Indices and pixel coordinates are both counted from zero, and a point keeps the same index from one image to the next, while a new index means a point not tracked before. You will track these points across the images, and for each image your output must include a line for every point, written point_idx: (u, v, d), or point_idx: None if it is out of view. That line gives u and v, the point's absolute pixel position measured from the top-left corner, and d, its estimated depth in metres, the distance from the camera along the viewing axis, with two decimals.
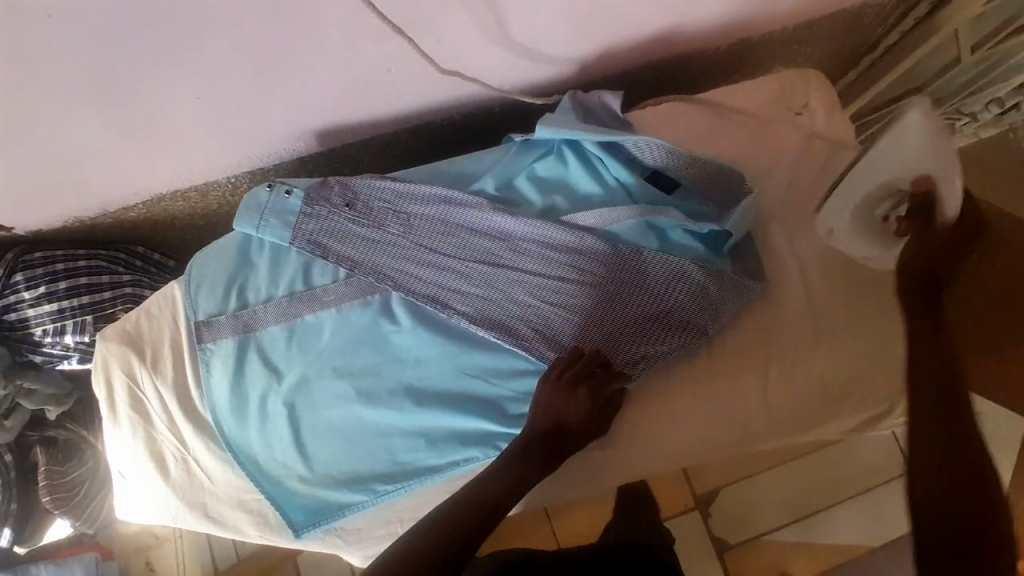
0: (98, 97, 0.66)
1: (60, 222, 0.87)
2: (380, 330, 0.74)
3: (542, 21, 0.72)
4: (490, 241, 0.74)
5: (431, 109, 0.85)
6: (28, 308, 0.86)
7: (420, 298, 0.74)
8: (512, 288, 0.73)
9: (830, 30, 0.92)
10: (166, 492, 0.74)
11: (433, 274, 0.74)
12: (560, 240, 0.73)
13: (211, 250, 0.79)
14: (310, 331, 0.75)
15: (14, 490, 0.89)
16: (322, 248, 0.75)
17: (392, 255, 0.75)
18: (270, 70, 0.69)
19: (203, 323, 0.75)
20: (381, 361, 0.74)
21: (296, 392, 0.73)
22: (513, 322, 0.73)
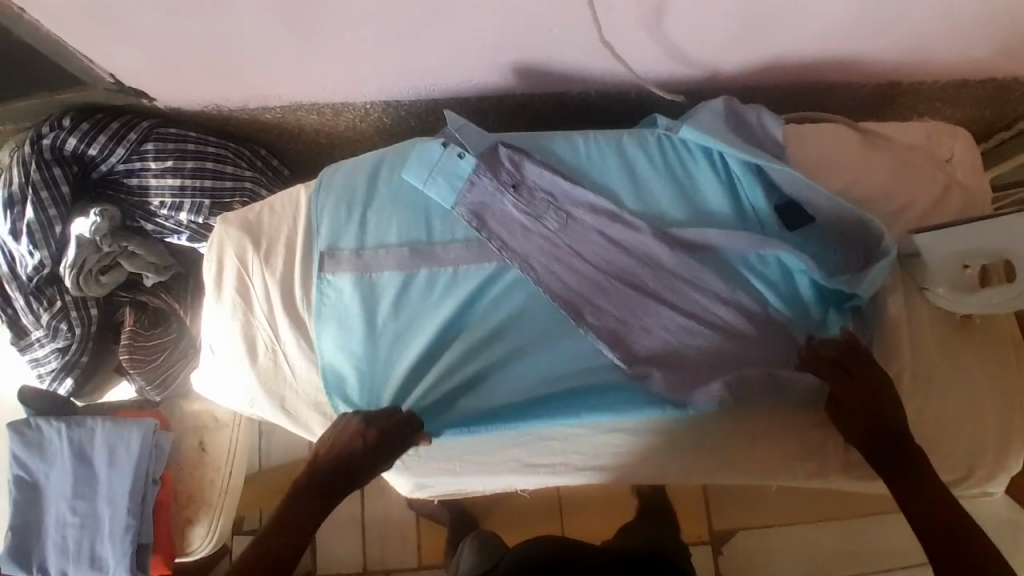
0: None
1: (199, 106, 0.91)
2: (491, 295, 0.75)
3: (713, 21, 0.73)
4: (633, 258, 0.75)
5: (574, 82, 0.87)
6: (151, 178, 0.92)
7: (557, 298, 0.74)
8: (644, 314, 0.74)
9: (974, 96, 0.90)
10: (249, 377, 0.77)
11: (574, 276, 0.75)
12: (701, 276, 0.74)
13: (348, 169, 0.81)
14: (423, 281, 0.75)
15: (88, 345, 0.94)
16: (479, 221, 0.76)
17: (541, 246, 0.75)
18: (447, 9, 0.71)
19: (326, 254, 0.76)
20: (495, 342, 0.75)
21: (400, 334, 0.75)
22: (638, 343, 0.73)
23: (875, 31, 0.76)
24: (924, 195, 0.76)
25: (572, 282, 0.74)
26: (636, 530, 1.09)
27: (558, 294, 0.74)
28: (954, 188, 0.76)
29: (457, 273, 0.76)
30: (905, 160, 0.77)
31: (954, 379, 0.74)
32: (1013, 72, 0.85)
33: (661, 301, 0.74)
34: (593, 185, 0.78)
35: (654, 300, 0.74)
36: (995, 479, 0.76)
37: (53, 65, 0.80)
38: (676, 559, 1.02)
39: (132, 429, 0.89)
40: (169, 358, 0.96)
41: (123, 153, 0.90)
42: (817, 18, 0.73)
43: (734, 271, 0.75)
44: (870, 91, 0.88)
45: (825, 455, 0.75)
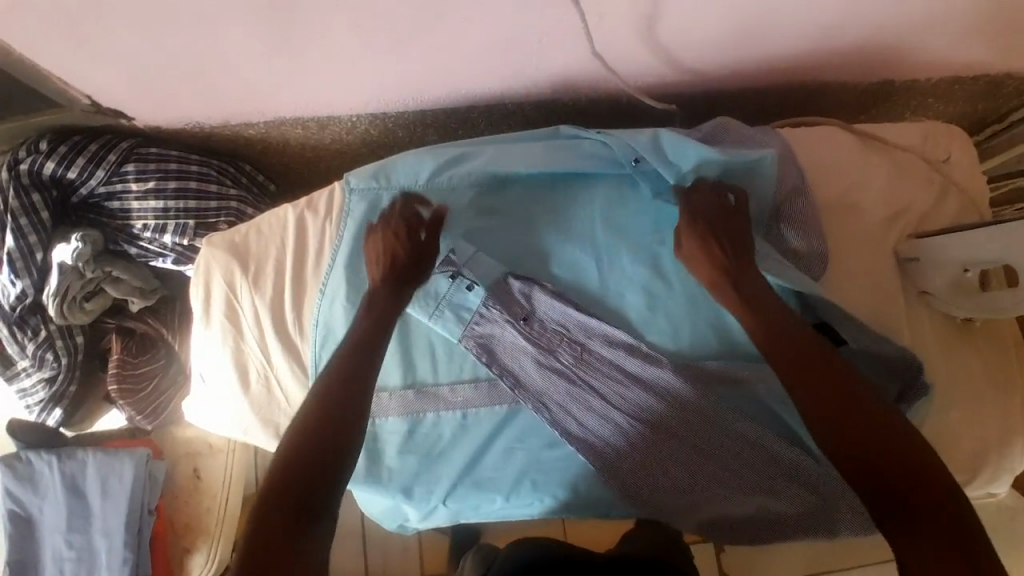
0: (263, 15, 0.66)
1: (181, 124, 0.89)
2: (504, 439, 0.74)
3: (703, 24, 0.72)
4: (650, 395, 0.73)
5: (564, 90, 0.85)
6: (132, 201, 0.89)
7: (572, 441, 0.72)
8: (662, 457, 0.73)
9: (967, 92, 0.89)
10: (241, 406, 0.76)
11: (589, 415, 0.73)
12: (725, 416, 0.72)
13: (343, 260, 0.75)
14: (431, 428, 0.74)
15: (76, 373, 0.92)
16: (488, 355, 0.74)
17: (556, 385, 0.74)
18: (429, 20, 0.69)
19: None
20: (517, 469, 0.74)
21: (415, 476, 0.74)
22: (656, 484, 0.73)
23: (871, 30, 0.75)
24: (923, 197, 0.75)
25: (587, 423, 0.73)
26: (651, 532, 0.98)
27: (573, 434, 0.73)
28: (952, 189, 0.76)
29: (466, 419, 0.74)
30: (902, 162, 0.76)
31: (956, 380, 0.73)
32: (1007, 68, 0.84)
33: (680, 440, 0.72)
34: (605, 312, 0.75)
35: (673, 440, 0.73)
36: (998, 479, 0.75)
37: (26, 87, 0.77)
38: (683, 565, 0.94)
39: (124, 460, 0.89)
40: (159, 386, 0.94)
41: (103, 175, 0.88)
42: (813, 18, 0.72)
43: (752, 403, 0.73)
44: (864, 90, 0.87)
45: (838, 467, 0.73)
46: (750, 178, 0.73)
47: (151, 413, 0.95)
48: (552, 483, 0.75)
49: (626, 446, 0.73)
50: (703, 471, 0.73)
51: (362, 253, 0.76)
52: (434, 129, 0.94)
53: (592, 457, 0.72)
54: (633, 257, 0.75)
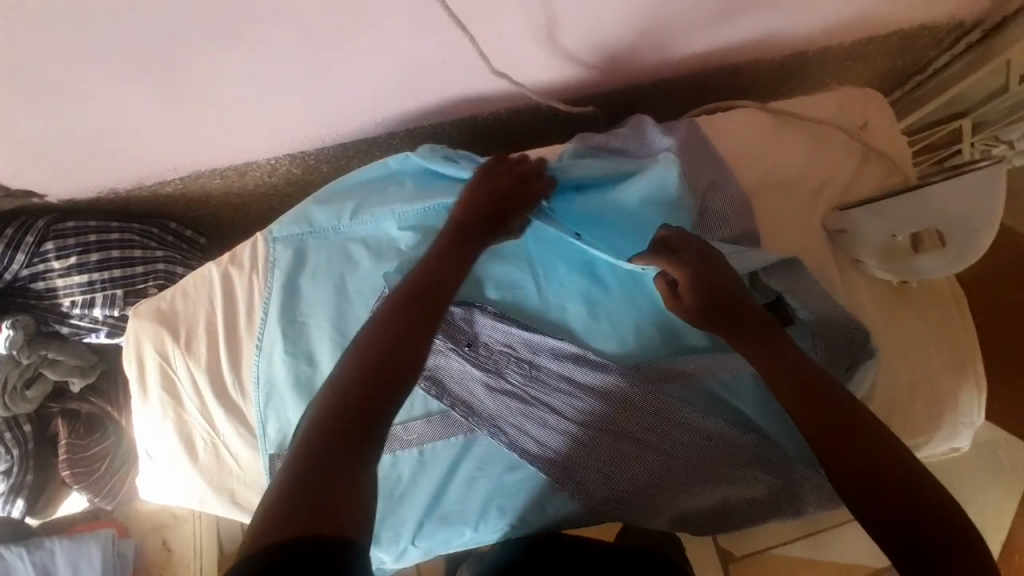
0: (144, 74, 0.64)
1: (95, 193, 0.86)
2: (464, 468, 0.73)
3: (598, 22, 0.71)
4: (603, 403, 0.72)
5: (479, 105, 0.83)
6: (56, 279, 0.87)
7: (531, 459, 0.72)
8: (623, 461, 0.72)
9: (882, 50, 0.88)
10: (190, 477, 0.74)
11: (544, 431, 0.72)
12: (680, 413, 0.71)
13: (274, 312, 0.74)
14: (389, 470, 0.73)
15: (30, 461, 0.89)
16: (437, 386, 0.73)
17: (509, 407, 0.72)
18: (317, 56, 0.67)
19: (277, 457, 0.72)
20: (481, 495, 0.73)
21: (380, 521, 0.73)
22: (621, 489, 0.73)
23: (772, 5, 0.74)
24: (845, 167, 0.75)
25: (544, 439, 0.72)
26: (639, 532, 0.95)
27: (531, 452, 0.72)
28: (873, 154, 0.75)
29: (424, 454, 0.73)
30: (820, 135, 0.75)
31: (901, 344, 0.73)
32: (916, 21, 0.83)
33: (638, 442, 0.72)
34: (549, 326, 0.74)
35: (632, 443, 0.72)
36: (959, 434, 0.75)
37: None
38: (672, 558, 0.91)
39: (90, 544, 0.90)
40: (111, 463, 0.94)
41: (23, 258, 0.85)
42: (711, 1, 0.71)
43: (706, 396, 0.73)
44: (779, 63, 0.86)
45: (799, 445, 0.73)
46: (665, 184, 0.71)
47: (106, 494, 0.96)
48: (520, 505, 0.74)
49: (585, 457, 0.72)
50: (665, 470, 0.72)
51: (293, 302, 0.74)
52: (358, 159, 0.92)
53: (554, 472, 0.72)
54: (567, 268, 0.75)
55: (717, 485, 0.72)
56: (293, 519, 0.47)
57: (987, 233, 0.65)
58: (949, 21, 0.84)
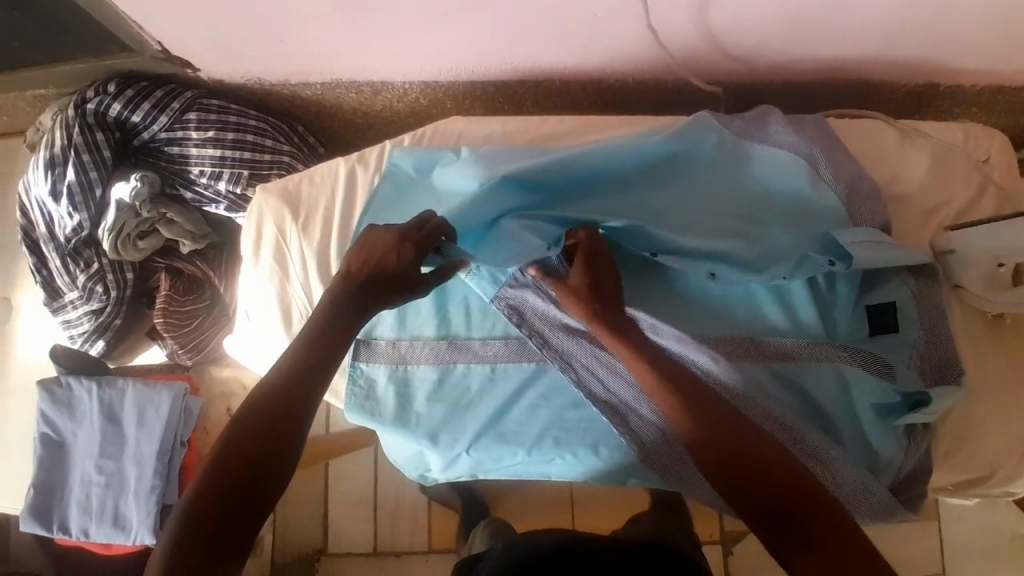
0: None
1: (243, 79, 0.93)
2: (528, 395, 0.76)
3: (752, 13, 0.74)
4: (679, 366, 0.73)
5: (611, 72, 0.88)
6: (192, 147, 0.93)
7: (600, 405, 0.73)
8: None
9: (1013, 104, 0.89)
10: (284, 344, 0.79)
11: (617, 381, 0.73)
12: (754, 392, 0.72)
13: (383, 212, 0.78)
14: (457, 379, 0.77)
15: (123, 307, 0.98)
16: (519, 315, 0.73)
17: (589, 350, 0.73)
18: None
19: (363, 343, 0.77)
20: (540, 425, 0.76)
21: (439, 427, 0.76)
22: (678, 456, 0.74)
23: (921, 28, 0.76)
24: (959, 197, 0.76)
25: (611, 384, 0.73)
26: (655, 532, 0.94)
27: (598, 396, 0.73)
28: (991, 189, 0.76)
29: (496, 372, 0.76)
30: (942, 158, 0.77)
31: (983, 378, 0.74)
32: None
33: None
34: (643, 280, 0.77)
35: None
36: (1018, 480, 0.76)
37: (103, 29, 0.82)
38: (690, 552, 0.89)
39: (162, 392, 0.96)
40: (201, 325, 1.00)
41: (165, 121, 0.92)
42: (865, 10, 0.73)
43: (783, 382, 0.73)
44: (909, 91, 0.87)
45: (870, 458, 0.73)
46: (800, 189, 0.74)
47: (191, 350, 1.01)
48: (577, 450, 0.76)
49: (647, 413, 0.73)
50: None
51: (404, 207, 0.78)
52: (481, 103, 0.97)
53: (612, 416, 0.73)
54: (690, 236, 0.73)
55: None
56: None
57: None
58: None
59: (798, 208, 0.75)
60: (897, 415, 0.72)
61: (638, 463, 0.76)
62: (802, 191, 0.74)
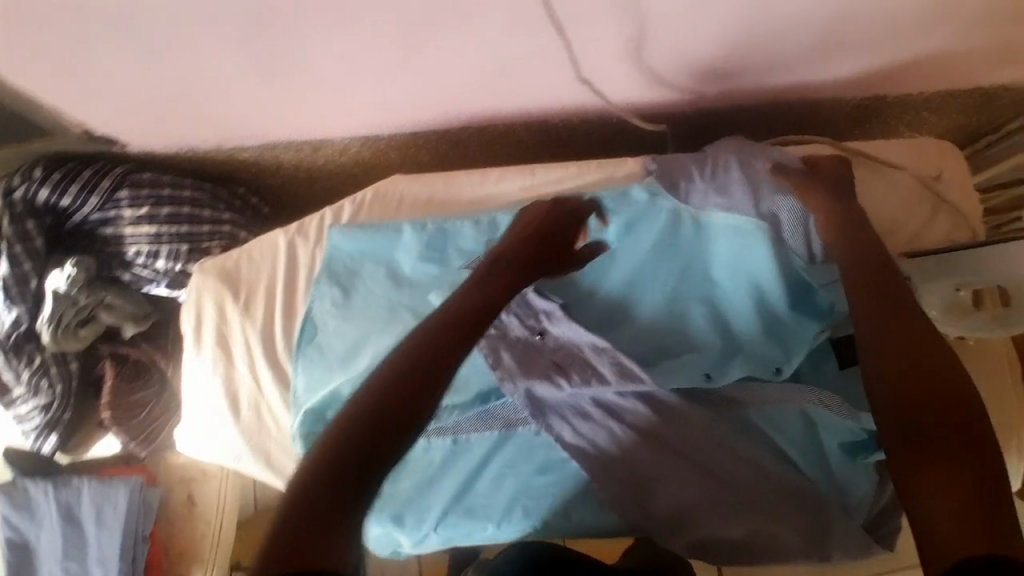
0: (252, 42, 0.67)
1: (175, 149, 0.89)
2: (494, 462, 0.75)
3: (681, 45, 0.72)
4: (647, 408, 0.74)
5: (552, 115, 0.85)
6: (126, 226, 0.89)
7: (570, 452, 0.74)
8: (659, 470, 0.73)
9: (960, 106, 0.87)
10: (233, 434, 0.75)
11: (588, 426, 0.74)
12: (716, 431, 0.73)
13: (324, 300, 0.76)
14: (423, 453, 0.76)
15: (72, 399, 0.93)
16: (497, 362, 0.74)
17: (562, 399, 0.75)
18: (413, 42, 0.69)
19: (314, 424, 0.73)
20: (507, 492, 0.75)
21: (407, 505, 0.75)
22: (651, 504, 0.73)
23: (860, 45, 0.74)
24: (914, 218, 0.74)
25: (581, 429, 0.74)
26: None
27: (568, 442, 0.74)
28: (945, 207, 0.75)
29: (457, 443, 0.76)
30: (894, 180, 0.75)
31: None
32: (1001, 81, 0.82)
33: (675, 450, 0.73)
34: (606, 320, 0.77)
35: (674, 452, 0.73)
36: None
37: (19, 116, 0.78)
38: None
39: (119, 489, 0.94)
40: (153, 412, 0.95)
41: (97, 201, 0.88)
42: (801, 33, 0.71)
43: (746, 424, 0.74)
44: (856, 104, 0.85)
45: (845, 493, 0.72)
46: (745, 249, 0.75)
47: (146, 439, 0.95)
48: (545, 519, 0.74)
49: (620, 455, 0.73)
50: (696, 489, 0.72)
51: (347, 293, 0.77)
52: (426, 151, 0.94)
53: (589, 464, 0.73)
54: (649, 282, 0.77)
55: (746, 508, 0.72)
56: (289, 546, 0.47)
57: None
58: None
59: (741, 272, 0.75)
60: (867, 453, 0.71)
61: (614, 519, 0.75)
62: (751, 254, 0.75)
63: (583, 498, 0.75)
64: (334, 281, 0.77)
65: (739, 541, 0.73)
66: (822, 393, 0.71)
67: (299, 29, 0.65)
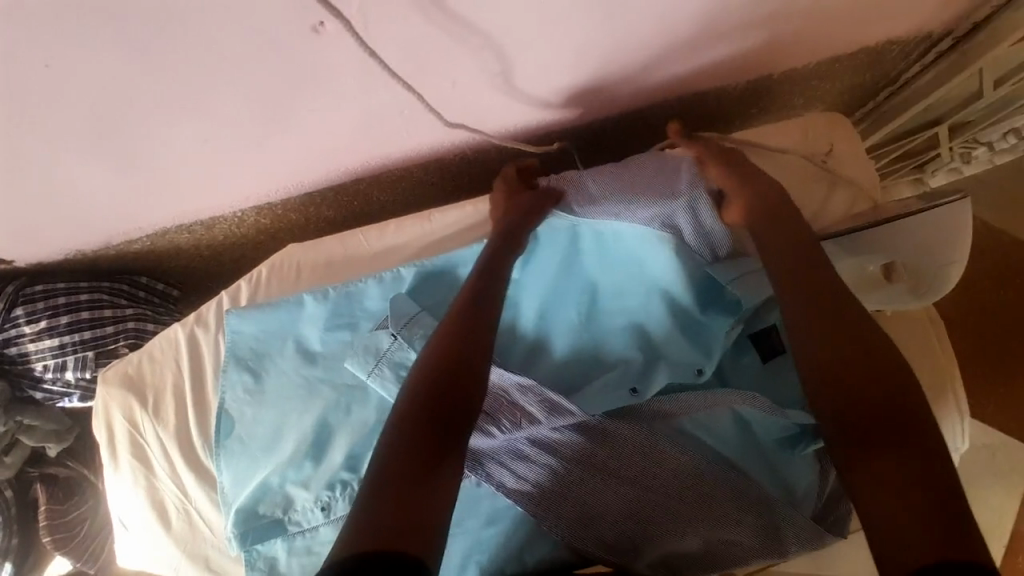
0: (102, 136, 0.65)
1: (63, 254, 0.85)
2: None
3: (542, 66, 0.70)
4: (584, 438, 0.72)
5: (440, 153, 0.82)
6: (28, 343, 0.85)
7: (514, 496, 0.72)
8: (605, 495, 0.72)
9: (849, 68, 0.84)
10: (167, 544, 0.74)
11: (528, 467, 0.72)
12: (656, 449, 0.71)
13: (236, 388, 0.74)
14: None
15: (14, 526, 0.91)
16: None
17: (496, 446, 0.72)
18: (266, 103, 0.66)
19: (250, 520, 0.71)
20: (455, 548, 0.74)
21: None
22: (603, 530, 0.72)
23: (727, 33, 0.72)
24: (814, 198, 0.74)
25: (520, 472, 0.72)
26: None
27: (509, 487, 0.72)
28: (840, 182, 0.75)
29: None
30: (789, 164, 0.75)
31: None
32: (886, 36, 0.78)
33: (618, 475, 0.72)
34: (530, 355, 0.77)
35: (616, 476, 0.72)
36: None
37: None
38: None
39: None
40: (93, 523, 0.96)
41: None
42: (664, 32, 0.69)
43: (685, 434, 0.73)
44: (743, 88, 0.83)
45: (790, 489, 0.72)
46: (654, 258, 0.73)
47: (89, 558, 0.97)
48: (499, 563, 0.74)
49: (560, 488, 0.72)
50: (644, 509, 0.72)
51: (258, 376, 0.74)
52: (326, 207, 0.90)
53: (533, 505, 0.72)
54: (566, 308, 0.77)
55: (697, 520, 0.71)
56: (386, 510, 0.48)
57: (954, 270, 0.65)
58: (913, 37, 0.80)
59: (654, 283, 0.74)
60: (804, 443, 0.71)
61: (570, 552, 0.74)
62: (664, 263, 0.72)
63: (536, 537, 0.74)
64: (240, 368, 0.74)
65: (694, 550, 0.72)
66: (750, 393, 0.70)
67: (145, 115, 0.64)
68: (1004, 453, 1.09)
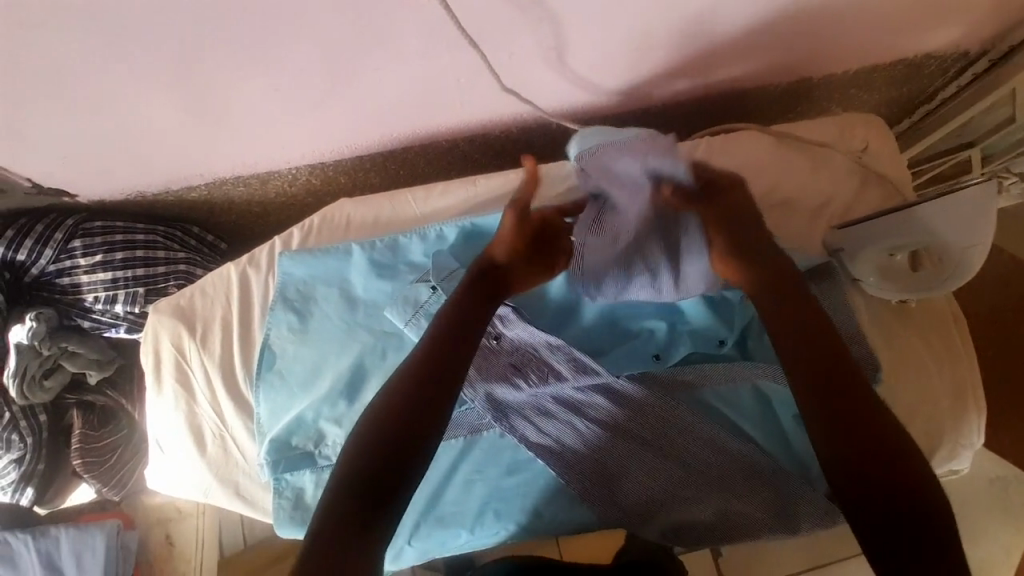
0: (184, 78, 0.70)
1: (126, 195, 0.90)
2: (464, 468, 0.76)
3: (601, 47, 0.74)
4: (609, 402, 0.74)
5: (492, 126, 0.87)
6: (82, 275, 0.89)
7: (538, 452, 0.74)
8: (624, 459, 0.74)
9: (886, 78, 0.88)
10: (200, 467, 0.77)
11: (553, 426, 0.75)
12: (678, 417, 0.74)
13: (281, 326, 0.77)
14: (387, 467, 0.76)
15: (42, 450, 0.93)
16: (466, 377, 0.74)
17: (524, 401, 0.75)
18: (342, 62, 0.71)
19: (285, 450, 0.75)
20: (479, 493, 0.76)
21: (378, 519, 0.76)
22: (620, 493, 0.74)
23: (776, 32, 0.76)
24: (846, 190, 0.78)
25: (545, 428, 0.75)
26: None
27: (533, 441, 0.74)
28: (873, 179, 0.79)
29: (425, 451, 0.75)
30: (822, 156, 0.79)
31: (902, 364, 0.75)
32: (924, 49, 0.83)
33: (639, 439, 0.74)
34: (562, 317, 0.79)
35: (637, 441, 0.74)
36: (959, 457, 0.76)
37: None
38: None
39: (96, 535, 1.00)
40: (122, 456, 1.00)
41: (52, 253, 0.88)
42: (717, 25, 0.74)
43: (706, 407, 0.75)
44: (786, 88, 0.87)
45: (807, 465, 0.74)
46: None
47: (117, 484, 1.02)
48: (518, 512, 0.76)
49: (583, 449, 0.74)
50: (662, 475, 0.74)
51: (302, 316, 0.78)
52: (376, 173, 0.95)
53: (556, 463, 0.74)
54: None
55: (713, 491, 0.73)
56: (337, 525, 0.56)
57: (977, 252, 0.66)
58: (950, 52, 0.84)
59: None
60: None
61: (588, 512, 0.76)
62: None
63: (555, 493, 0.76)
64: (287, 306, 0.78)
65: (710, 521, 0.74)
66: (768, 367, 0.73)
67: (230, 62, 0.68)
68: (1017, 484, 1.10)
